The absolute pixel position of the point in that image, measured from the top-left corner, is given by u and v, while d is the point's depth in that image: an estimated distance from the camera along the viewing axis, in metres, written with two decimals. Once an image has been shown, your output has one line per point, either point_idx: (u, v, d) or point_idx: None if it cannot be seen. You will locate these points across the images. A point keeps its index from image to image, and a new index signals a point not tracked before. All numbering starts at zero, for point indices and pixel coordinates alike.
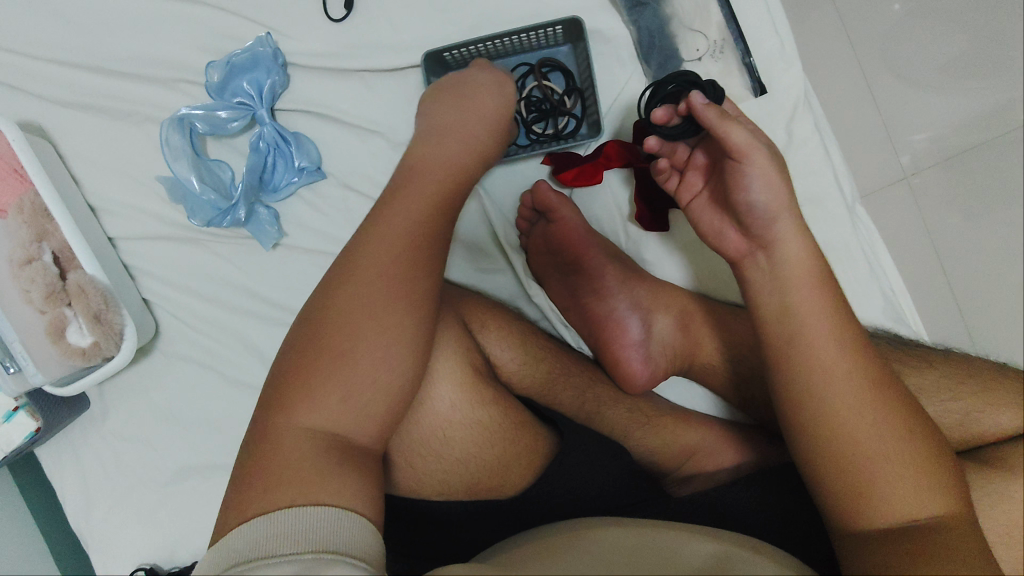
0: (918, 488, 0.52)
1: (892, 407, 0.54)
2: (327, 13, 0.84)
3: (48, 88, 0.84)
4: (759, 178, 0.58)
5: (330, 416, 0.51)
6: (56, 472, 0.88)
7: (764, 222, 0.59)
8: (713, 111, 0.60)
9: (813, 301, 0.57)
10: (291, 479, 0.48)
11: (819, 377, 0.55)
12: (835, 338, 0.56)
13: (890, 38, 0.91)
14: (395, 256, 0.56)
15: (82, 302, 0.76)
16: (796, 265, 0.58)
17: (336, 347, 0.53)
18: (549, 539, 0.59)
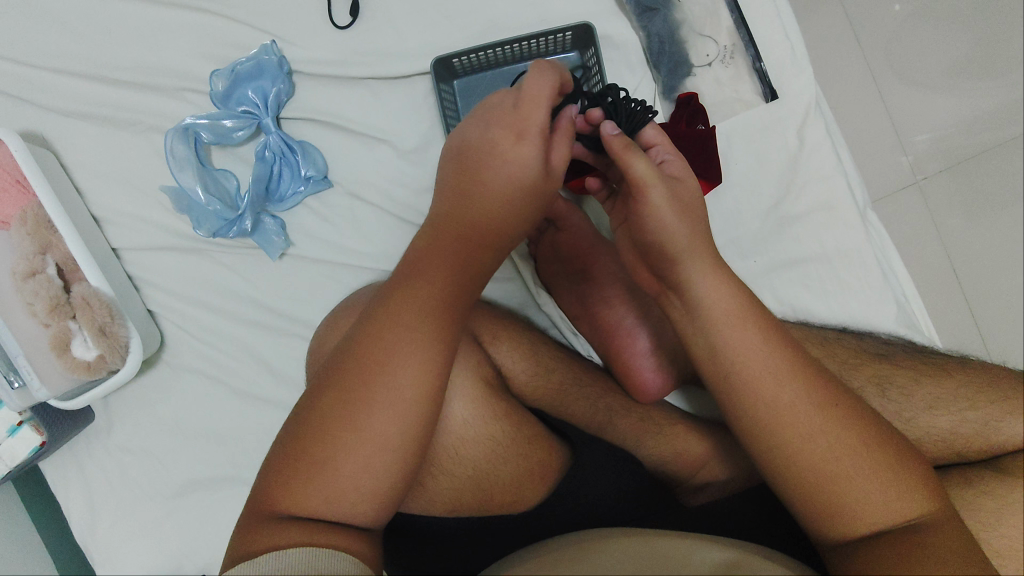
0: (887, 489, 0.51)
1: (851, 423, 0.53)
2: (333, 20, 0.83)
3: (50, 97, 0.83)
4: (656, 214, 0.57)
5: (333, 462, 0.50)
6: (60, 486, 0.87)
7: (677, 261, 0.58)
8: (617, 142, 0.57)
9: (747, 331, 0.56)
10: (294, 527, 0.48)
11: (773, 403, 0.54)
12: (766, 355, 0.55)
13: (901, 40, 0.90)
14: (421, 299, 0.53)
15: (88, 315, 0.75)
16: (720, 301, 0.57)
17: (344, 394, 0.51)
18: (561, 552, 0.57)
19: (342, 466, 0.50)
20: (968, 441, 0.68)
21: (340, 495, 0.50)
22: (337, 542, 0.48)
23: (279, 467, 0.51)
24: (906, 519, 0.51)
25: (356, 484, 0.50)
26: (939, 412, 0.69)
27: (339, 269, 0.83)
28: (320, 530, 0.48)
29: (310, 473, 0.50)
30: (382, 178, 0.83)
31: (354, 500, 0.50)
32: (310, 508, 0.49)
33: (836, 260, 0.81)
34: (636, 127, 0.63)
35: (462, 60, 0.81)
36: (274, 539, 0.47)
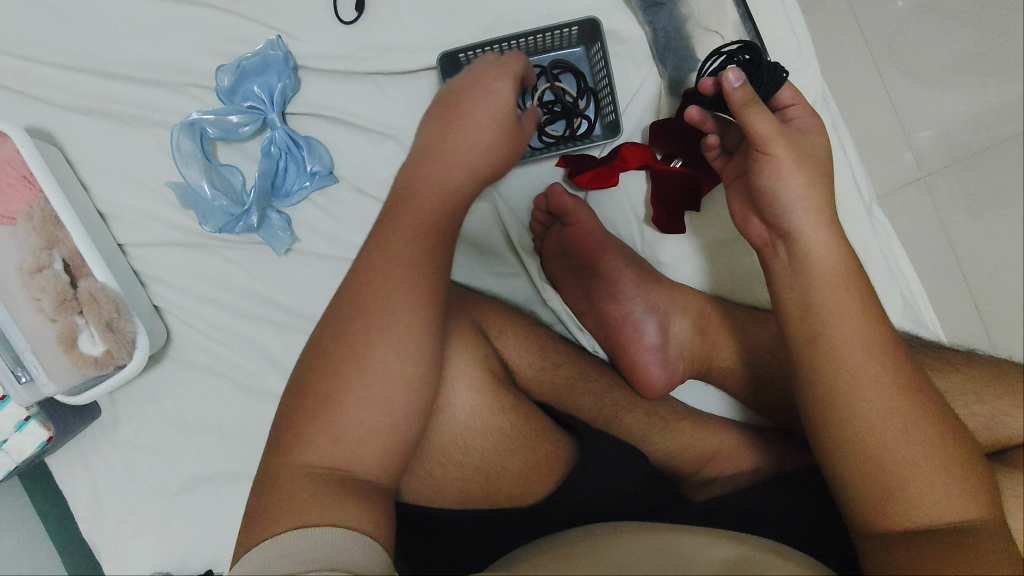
0: (951, 492, 0.52)
1: (927, 409, 0.53)
2: (338, 15, 0.83)
3: (55, 93, 0.83)
4: (776, 170, 0.58)
5: (338, 425, 0.51)
6: (67, 481, 0.87)
7: (789, 214, 0.58)
8: (740, 94, 0.59)
9: (842, 298, 0.56)
10: (304, 503, 0.49)
11: (852, 376, 0.54)
12: (863, 340, 0.55)
13: (906, 35, 0.90)
14: (406, 262, 0.53)
15: (94, 310, 0.75)
16: (825, 262, 0.57)
17: (342, 356, 0.52)
18: (568, 544, 0.58)
19: (344, 428, 0.51)
20: (976, 436, 0.68)
21: (343, 458, 0.51)
22: (353, 525, 0.49)
23: (288, 430, 0.52)
24: (962, 521, 0.52)
25: (359, 446, 0.51)
26: (949, 407, 0.69)
27: (344, 264, 0.83)
28: (328, 507, 0.49)
29: (315, 435, 0.51)
30: (388, 173, 0.83)
31: (358, 467, 0.52)
32: (315, 469, 0.51)
33: None
34: (774, 87, 0.64)
35: (468, 55, 0.81)
36: (286, 520, 0.49)
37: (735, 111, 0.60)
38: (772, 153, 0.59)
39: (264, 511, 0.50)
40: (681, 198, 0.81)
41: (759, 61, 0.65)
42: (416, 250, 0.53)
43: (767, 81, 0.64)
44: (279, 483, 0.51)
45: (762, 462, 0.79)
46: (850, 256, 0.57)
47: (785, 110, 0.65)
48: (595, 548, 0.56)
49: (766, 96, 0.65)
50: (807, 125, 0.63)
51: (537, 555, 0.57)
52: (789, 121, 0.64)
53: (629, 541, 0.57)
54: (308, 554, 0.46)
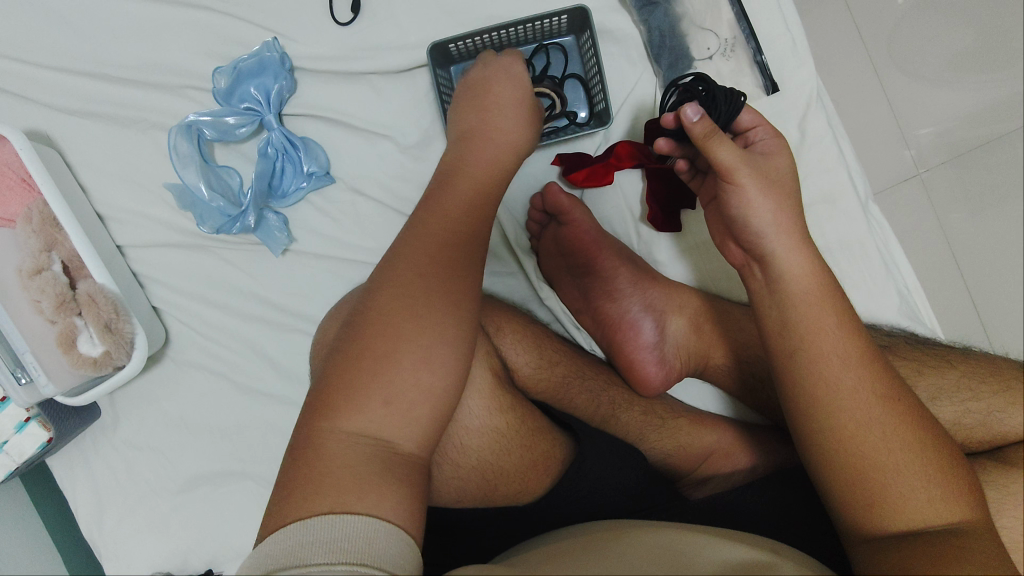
0: (934, 496, 0.53)
1: (906, 416, 0.55)
2: (334, 16, 0.84)
3: (53, 96, 0.83)
4: (743, 197, 0.60)
5: (389, 393, 0.51)
6: (67, 482, 0.87)
7: (761, 238, 0.60)
8: (701, 127, 0.58)
9: (828, 311, 0.58)
10: (347, 480, 0.48)
11: (832, 388, 0.56)
12: (840, 352, 0.56)
13: (902, 32, 0.90)
14: (456, 245, 0.58)
15: (93, 311, 0.75)
16: (802, 280, 0.59)
17: (400, 323, 0.53)
18: (564, 543, 0.58)
19: (375, 412, 0.50)
20: (971, 432, 0.69)
21: (391, 428, 0.51)
22: (394, 511, 0.48)
23: (332, 398, 0.51)
24: (946, 523, 0.53)
25: (407, 417, 0.51)
26: (941, 403, 0.69)
27: (341, 264, 0.83)
28: (374, 485, 0.48)
29: (363, 402, 0.50)
30: (385, 174, 0.83)
31: (401, 440, 0.51)
32: (361, 439, 0.50)
33: (838, 253, 0.81)
34: (734, 113, 0.64)
35: (458, 46, 0.81)
36: (326, 497, 0.47)
37: (698, 144, 0.60)
38: (739, 182, 0.60)
39: (285, 499, 0.47)
40: (676, 198, 0.82)
41: (713, 90, 0.64)
42: (461, 236, 0.58)
43: (727, 106, 0.64)
44: (301, 471, 0.49)
45: (758, 459, 0.79)
46: (825, 268, 0.59)
47: (748, 132, 0.65)
48: (588, 547, 0.56)
49: (725, 123, 0.65)
50: (770, 146, 0.64)
51: (532, 553, 0.58)
52: (752, 143, 0.65)
53: (627, 540, 0.57)
54: (340, 544, 0.44)
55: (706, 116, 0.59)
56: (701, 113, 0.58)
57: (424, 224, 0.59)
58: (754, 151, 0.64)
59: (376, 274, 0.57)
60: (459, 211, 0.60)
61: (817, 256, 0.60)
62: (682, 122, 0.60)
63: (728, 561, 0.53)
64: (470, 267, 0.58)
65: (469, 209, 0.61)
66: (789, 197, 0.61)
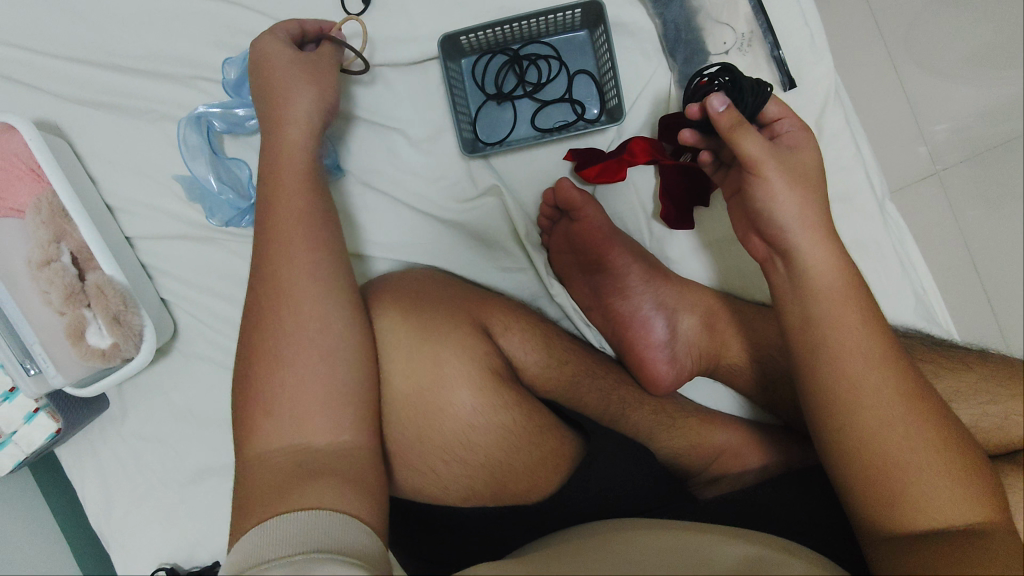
0: (953, 495, 0.52)
1: (927, 413, 0.54)
2: (345, 6, 0.82)
3: (62, 86, 0.83)
4: (769, 190, 0.59)
5: (278, 406, 0.54)
6: (76, 472, 0.88)
7: (784, 232, 0.59)
8: (726, 118, 0.58)
9: (851, 305, 0.57)
10: (285, 478, 0.51)
11: (854, 384, 0.55)
12: (862, 347, 0.55)
13: (922, 26, 0.88)
14: (281, 256, 0.59)
15: (102, 303, 0.75)
16: (825, 276, 0.57)
17: (266, 347, 0.56)
18: (574, 543, 0.58)
19: (287, 406, 0.54)
20: (990, 436, 0.67)
21: (308, 432, 0.53)
22: (333, 505, 0.49)
23: (246, 424, 0.54)
24: (966, 523, 0.52)
25: (319, 415, 0.54)
26: (960, 406, 0.68)
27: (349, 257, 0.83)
28: (298, 482, 0.50)
29: (276, 406, 0.54)
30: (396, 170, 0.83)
31: (318, 438, 0.53)
32: (277, 452, 0.53)
33: (853, 253, 0.80)
34: (760, 104, 0.63)
35: (469, 37, 0.81)
36: (262, 508, 0.49)
37: (723, 136, 0.60)
38: (764, 175, 0.59)
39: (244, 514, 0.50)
40: (689, 196, 0.81)
41: (739, 81, 0.64)
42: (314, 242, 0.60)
43: (752, 99, 0.63)
44: (248, 488, 0.52)
45: (769, 459, 0.78)
46: (847, 262, 0.58)
47: (774, 123, 0.65)
48: (596, 546, 0.56)
49: (751, 116, 0.64)
50: (796, 137, 0.63)
51: (543, 552, 0.57)
52: (778, 135, 0.64)
53: (636, 542, 0.56)
54: (298, 538, 0.45)
55: (733, 108, 0.59)
56: (728, 104, 0.58)
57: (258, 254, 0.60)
58: (781, 142, 0.63)
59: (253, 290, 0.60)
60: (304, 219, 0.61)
61: (842, 250, 0.59)
62: (709, 112, 0.60)
63: (729, 560, 0.52)
64: (324, 270, 0.59)
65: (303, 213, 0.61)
66: (815, 191, 0.60)
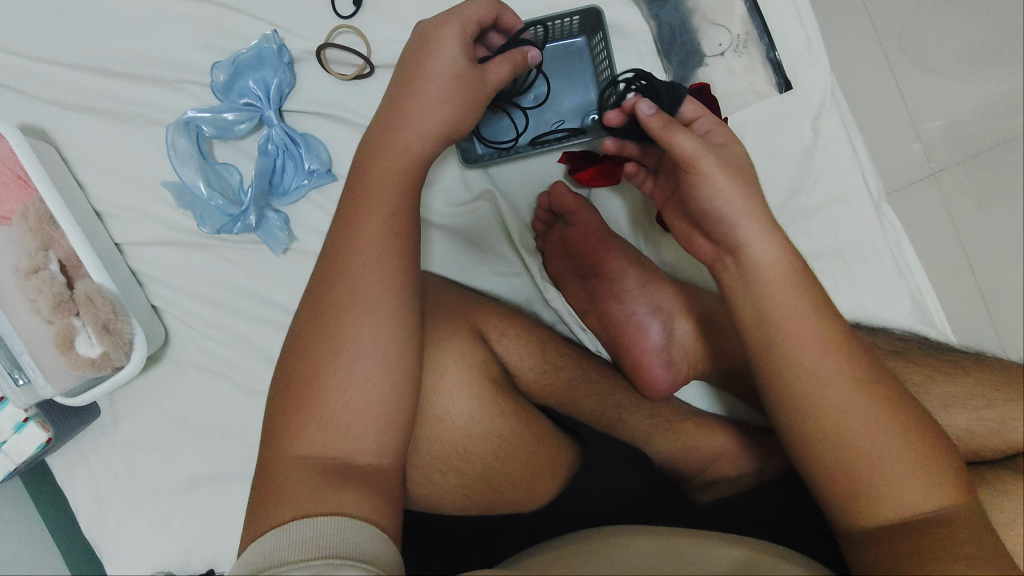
0: (920, 482, 0.51)
1: (886, 401, 0.52)
2: (336, 9, 0.81)
3: (47, 90, 0.81)
4: (713, 184, 0.55)
5: (328, 408, 0.51)
6: (67, 481, 0.87)
7: (733, 225, 0.56)
8: (657, 119, 0.56)
9: (807, 299, 0.55)
10: (304, 488, 0.49)
11: (818, 382, 0.53)
12: (816, 339, 0.53)
13: (918, 24, 0.87)
14: (371, 235, 0.54)
15: (91, 312, 0.74)
16: (771, 266, 0.55)
17: (322, 344, 0.52)
18: (566, 547, 0.58)
19: (342, 402, 0.51)
20: (984, 441, 0.67)
21: (344, 441, 0.51)
22: (350, 512, 0.48)
23: (283, 415, 0.52)
24: (934, 508, 0.50)
25: (360, 425, 0.52)
26: (955, 410, 0.68)
27: None
28: (333, 485, 0.49)
29: (315, 412, 0.51)
30: None
31: (356, 451, 0.51)
32: (314, 454, 0.51)
33: (849, 254, 0.79)
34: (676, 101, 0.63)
35: None
36: (291, 505, 0.48)
37: (655, 137, 0.57)
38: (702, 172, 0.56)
39: (259, 518, 0.49)
40: None
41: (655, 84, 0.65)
42: (385, 246, 0.54)
43: (669, 95, 0.64)
44: (269, 497, 0.49)
45: (766, 464, 0.78)
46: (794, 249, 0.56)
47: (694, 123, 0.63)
48: (586, 551, 0.55)
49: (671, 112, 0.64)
50: (717, 136, 0.61)
51: (535, 560, 0.56)
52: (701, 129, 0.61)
53: (628, 543, 0.56)
54: (318, 541, 0.45)
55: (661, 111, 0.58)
56: (656, 109, 0.57)
57: (340, 234, 0.55)
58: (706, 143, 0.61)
59: (319, 276, 0.56)
60: (373, 229, 0.54)
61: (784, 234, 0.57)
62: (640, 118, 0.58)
63: (722, 565, 0.52)
64: (400, 268, 0.54)
65: (391, 210, 0.56)
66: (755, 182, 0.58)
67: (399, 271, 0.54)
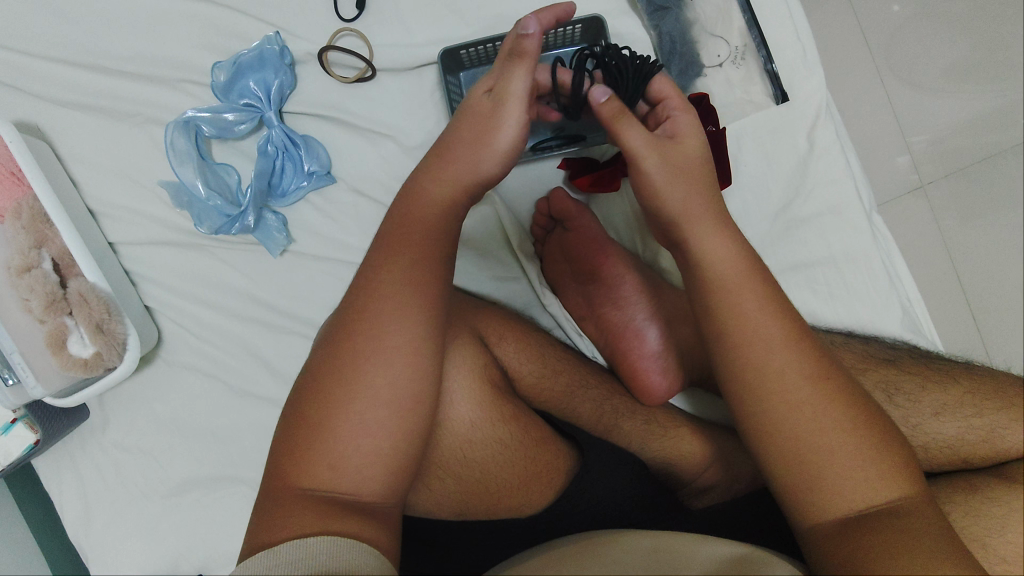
0: (872, 473, 0.50)
1: (836, 394, 0.52)
2: (338, 11, 0.81)
3: (44, 87, 0.81)
4: (663, 181, 0.59)
5: (335, 439, 0.50)
6: (53, 484, 0.85)
7: (691, 227, 0.59)
8: (610, 108, 0.59)
9: (752, 293, 0.55)
10: (302, 513, 0.49)
11: (771, 381, 0.53)
12: (767, 333, 0.54)
13: (911, 41, 0.89)
14: (417, 275, 0.55)
15: (84, 311, 0.73)
16: (714, 262, 0.57)
17: (338, 384, 0.52)
18: (565, 550, 0.58)
19: (349, 433, 0.51)
20: (975, 449, 0.68)
21: (343, 474, 0.50)
22: (349, 530, 0.48)
23: (289, 435, 0.52)
24: (890, 501, 0.49)
25: (359, 459, 0.51)
26: (946, 418, 0.69)
27: (341, 266, 0.81)
28: (338, 517, 0.49)
29: (316, 441, 0.51)
30: (385, 174, 0.81)
31: (357, 484, 0.51)
32: (314, 482, 0.50)
33: (843, 264, 0.80)
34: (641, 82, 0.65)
35: (470, 52, 0.79)
36: (291, 527, 0.48)
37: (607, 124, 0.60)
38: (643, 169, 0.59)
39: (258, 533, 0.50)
40: None
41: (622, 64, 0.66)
42: (412, 299, 0.54)
43: (634, 78, 0.65)
44: (270, 520, 0.49)
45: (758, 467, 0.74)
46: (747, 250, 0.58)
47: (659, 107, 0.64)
48: (583, 552, 0.56)
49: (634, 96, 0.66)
50: (678, 121, 0.62)
51: (533, 560, 0.57)
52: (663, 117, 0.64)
53: (621, 543, 0.57)
54: (304, 559, 0.45)
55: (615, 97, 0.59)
56: (609, 96, 0.59)
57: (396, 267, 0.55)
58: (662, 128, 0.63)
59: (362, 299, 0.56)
60: (410, 275, 0.54)
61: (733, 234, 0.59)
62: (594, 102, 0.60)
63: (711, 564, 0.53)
64: (421, 308, 0.54)
65: (422, 264, 0.56)
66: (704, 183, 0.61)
67: (417, 302, 0.54)
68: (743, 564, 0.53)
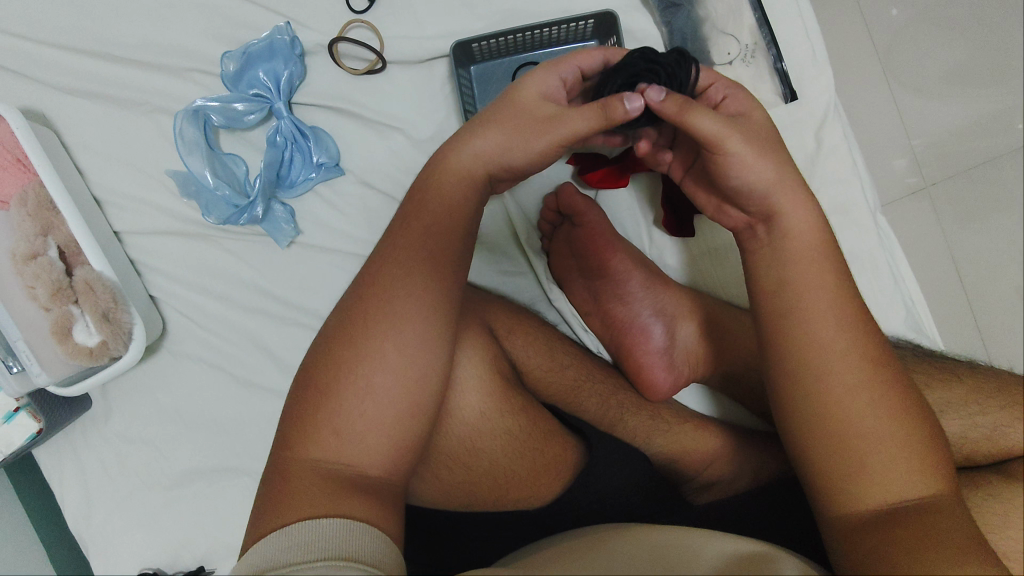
0: (901, 466, 0.50)
1: (876, 385, 0.51)
2: (348, 2, 0.81)
3: (50, 74, 0.80)
4: (743, 158, 0.53)
5: (352, 419, 0.50)
6: (55, 474, 0.84)
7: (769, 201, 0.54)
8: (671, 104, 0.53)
9: (813, 276, 0.54)
10: (313, 494, 0.48)
11: (815, 364, 0.52)
12: (823, 322, 0.53)
13: (917, 42, 0.90)
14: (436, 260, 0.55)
15: (90, 299, 0.73)
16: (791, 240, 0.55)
17: (356, 364, 0.51)
18: (574, 543, 0.58)
19: (364, 413, 0.51)
20: (977, 446, 0.69)
21: (354, 453, 0.50)
22: (353, 513, 0.48)
23: (299, 415, 0.52)
24: (920, 495, 0.49)
25: (374, 438, 0.51)
26: (949, 416, 0.69)
27: (348, 257, 0.81)
28: (347, 497, 0.49)
29: (329, 420, 0.51)
30: (394, 167, 0.81)
31: (368, 464, 0.51)
32: (329, 461, 0.50)
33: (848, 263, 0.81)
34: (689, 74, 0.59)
35: (482, 45, 0.80)
36: (299, 506, 0.48)
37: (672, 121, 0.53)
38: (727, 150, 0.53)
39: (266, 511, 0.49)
40: (688, 205, 0.81)
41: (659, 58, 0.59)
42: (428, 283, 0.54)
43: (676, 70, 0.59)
44: (279, 498, 0.49)
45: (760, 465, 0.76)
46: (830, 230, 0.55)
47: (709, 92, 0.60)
48: (591, 545, 0.56)
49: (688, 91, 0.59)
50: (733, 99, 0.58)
51: (541, 552, 0.57)
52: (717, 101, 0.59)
53: (629, 537, 0.57)
54: (312, 543, 0.45)
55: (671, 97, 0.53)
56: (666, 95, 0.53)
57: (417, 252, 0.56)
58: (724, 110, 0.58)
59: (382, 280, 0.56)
60: (426, 260, 0.55)
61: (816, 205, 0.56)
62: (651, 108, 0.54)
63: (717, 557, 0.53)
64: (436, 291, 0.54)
65: (437, 251, 0.56)
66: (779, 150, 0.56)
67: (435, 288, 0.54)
68: (751, 560, 0.53)
